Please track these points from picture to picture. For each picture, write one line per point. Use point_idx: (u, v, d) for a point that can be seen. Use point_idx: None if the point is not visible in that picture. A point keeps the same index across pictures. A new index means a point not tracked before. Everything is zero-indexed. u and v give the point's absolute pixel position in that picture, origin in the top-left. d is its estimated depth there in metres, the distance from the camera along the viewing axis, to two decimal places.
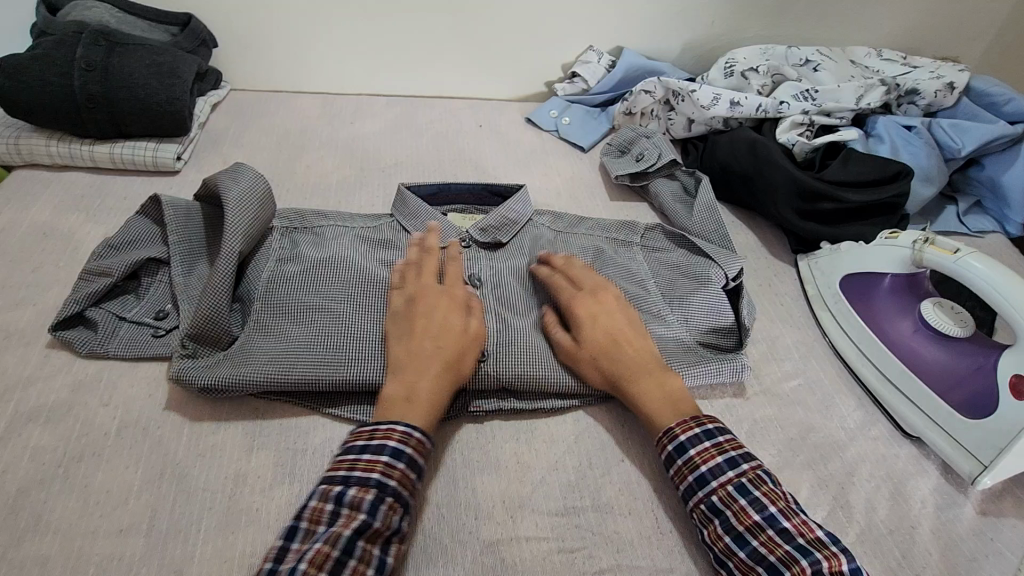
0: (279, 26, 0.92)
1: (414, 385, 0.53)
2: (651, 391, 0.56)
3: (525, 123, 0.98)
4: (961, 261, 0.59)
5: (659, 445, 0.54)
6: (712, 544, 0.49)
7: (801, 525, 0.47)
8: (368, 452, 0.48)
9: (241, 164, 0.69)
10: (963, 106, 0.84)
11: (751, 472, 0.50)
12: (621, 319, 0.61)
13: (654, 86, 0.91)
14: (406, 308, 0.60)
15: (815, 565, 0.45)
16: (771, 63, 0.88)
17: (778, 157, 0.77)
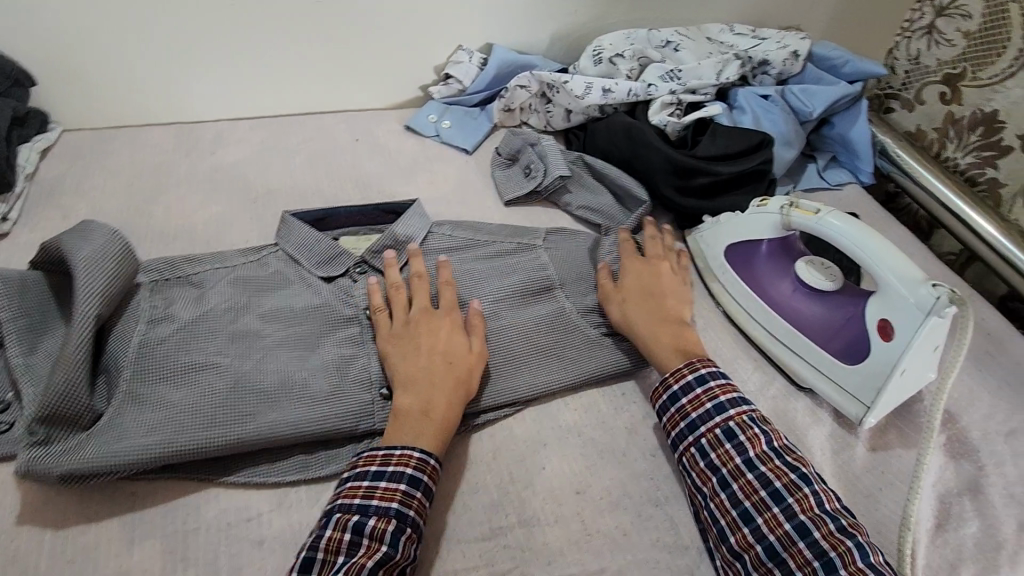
0: (108, 54, 0.82)
1: (429, 403, 0.54)
2: (668, 332, 0.62)
3: (404, 131, 0.94)
4: (823, 221, 0.62)
5: (678, 376, 0.57)
6: (720, 465, 0.53)
7: (800, 459, 0.53)
8: (386, 480, 0.49)
9: (90, 221, 0.59)
10: (810, 71, 0.90)
11: (738, 417, 0.55)
12: (663, 269, 0.69)
13: (528, 80, 0.91)
14: (403, 328, 0.59)
15: (817, 493, 0.50)
16: (635, 47, 0.90)
17: (652, 139, 0.79)
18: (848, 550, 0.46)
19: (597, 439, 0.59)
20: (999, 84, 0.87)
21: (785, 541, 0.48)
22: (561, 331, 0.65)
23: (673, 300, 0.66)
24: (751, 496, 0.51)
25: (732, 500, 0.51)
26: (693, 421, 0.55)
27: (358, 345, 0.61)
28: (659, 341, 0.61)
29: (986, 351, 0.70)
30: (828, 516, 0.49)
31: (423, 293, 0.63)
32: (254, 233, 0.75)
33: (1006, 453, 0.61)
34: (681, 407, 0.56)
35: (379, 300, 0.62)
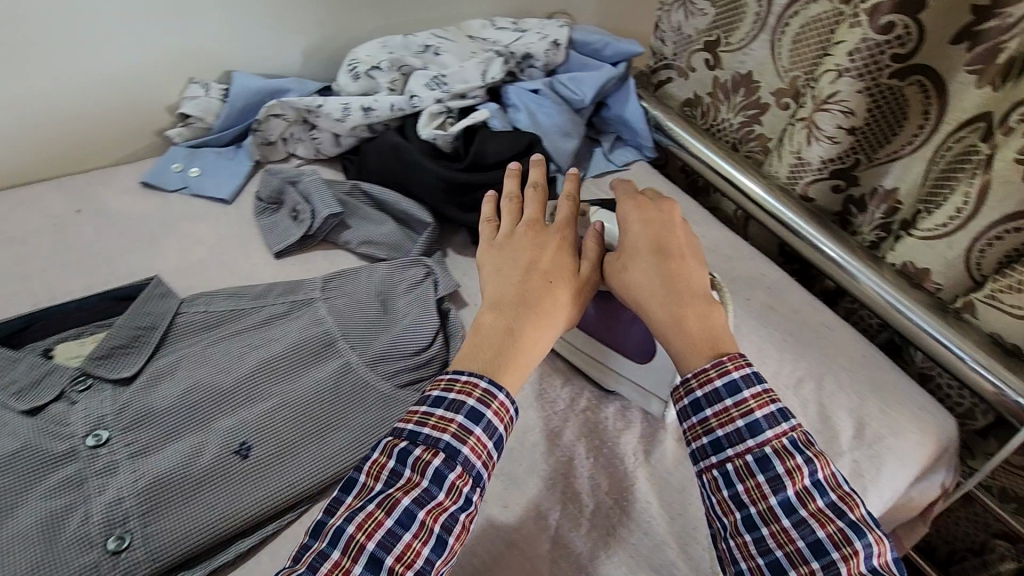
0: None
1: (519, 329, 0.51)
2: (687, 315, 0.51)
3: (142, 188, 0.78)
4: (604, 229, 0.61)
5: (703, 381, 0.48)
6: (749, 503, 0.45)
7: (849, 499, 0.45)
8: (444, 408, 0.46)
9: None
10: (574, 59, 0.89)
11: (776, 442, 0.46)
12: (674, 229, 0.57)
13: (281, 108, 0.80)
14: (510, 239, 0.58)
15: (867, 547, 0.42)
16: (392, 56, 0.82)
17: (421, 159, 0.74)
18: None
19: None
20: (746, 47, 0.92)
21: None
22: (347, 397, 0.57)
23: (689, 266, 0.55)
24: (785, 545, 0.44)
25: (759, 546, 0.44)
26: (719, 439, 0.47)
27: (75, 489, 0.48)
28: (677, 328, 0.51)
29: (770, 307, 0.74)
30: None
31: (534, 206, 0.61)
32: None
33: (794, 406, 0.65)
34: (705, 420, 0.48)
35: (489, 211, 0.63)
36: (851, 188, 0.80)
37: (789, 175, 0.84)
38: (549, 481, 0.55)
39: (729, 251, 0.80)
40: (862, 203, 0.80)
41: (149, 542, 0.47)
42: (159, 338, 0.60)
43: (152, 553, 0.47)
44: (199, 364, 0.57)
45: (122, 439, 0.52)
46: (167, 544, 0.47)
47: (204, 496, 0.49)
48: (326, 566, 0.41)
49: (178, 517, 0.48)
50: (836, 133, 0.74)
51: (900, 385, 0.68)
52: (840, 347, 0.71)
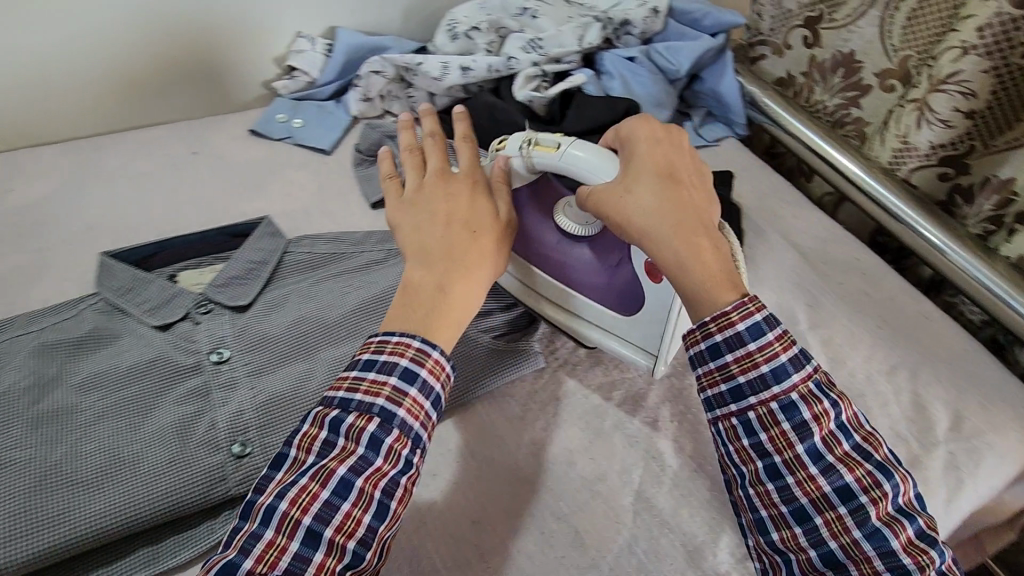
0: None
1: (450, 276, 0.48)
2: (706, 246, 0.46)
3: (250, 136, 0.83)
4: (565, 155, 0.54)
5: (723, 325, 0.44)
6: (772, 453, 0.43)
7: (872, 439, 0.43)
8: (375, 371, 0.43)
9: None
10: (672, 29, 0.87)
11: (802, 387, 0.43)
12: (686, 152, 0.52)
13: (382, 65, 0.83)
14: (420, 193, 0.53)
15: (895, 488, 0.41)
16: (490, 18, 0.83)
17: (515, 118, 0.75)
18: (930, 561, 0.40)
19: (493, 458, 0.54)
20: (852, 24, 0.86)
21: (850, 549, 0.41)
22: None
23: (698, 195, 0.50)
24: (811, 492, 0.42)
25: (781, 495, 0.43)
26: (740, 386, 0.44)
27: (203, 399, 0.53)
28: (697, 259, 0.45)
29: (864, 292, 0.71)
30: (905, 516, 0.41)
31: (437, 152, 0.56)
32: (75, 282, 0.64)
33: (887, 392, 0.63)
34: (724, 366, 0.44)
35: (389, 168, 0.57)
36: (959, 177, 0.75)
37: (891, 159, 0.79)
38: (632, 440, 0.56)
39: (822, 233, 0.78)
40: (969, 193, 0.75)
41: (265, 448, 0.51)
42: (271, 275, 0.64)
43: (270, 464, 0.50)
44: (310, 300, 0.61)
45: (241, 358, 0.56)
46: None
47: None
48: (259, 547, 0.38)
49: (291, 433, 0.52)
50: (951, 116, 0.70)
51: (1003, 382, 0.64)
52: (938, 339, 0.68)
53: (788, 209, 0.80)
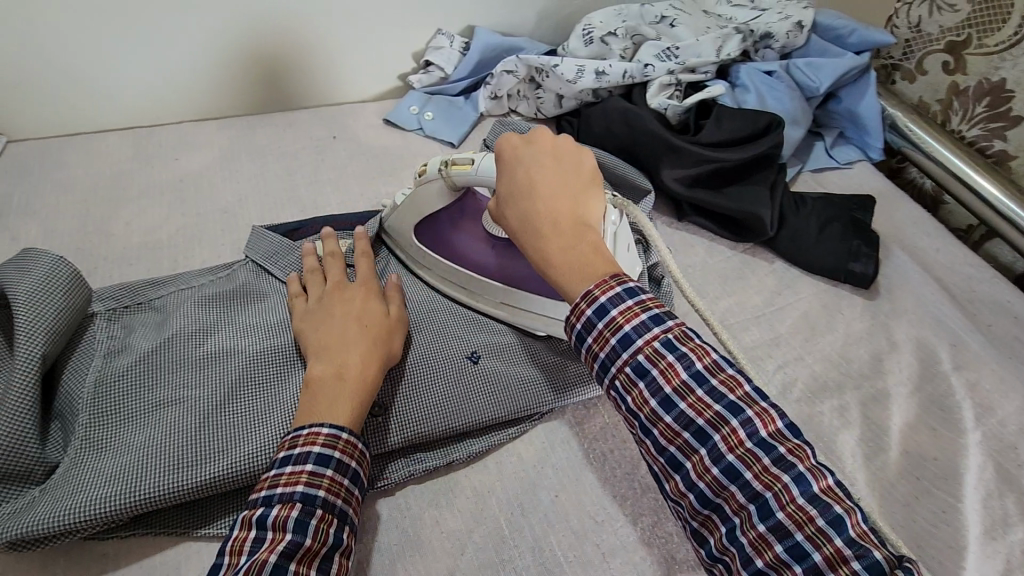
0: (55, 64, 0.75)
1: (344, 364, 0.50)
2: (561, 246, 0.47)
3: (384, 125, 0.87)
4: (483, 167, 0.54)
5: (576, 312, 0.44)
6: (637, 412, 0.42)
7: (731, 380, 0.42)
8: (291, 463, 0.44)
9: (34, 248, 0.55)
10: (813, 44, 0.85)
11: (647, 348, 0.42)
12: (549, 155, 0.51)
13: (515, 65, 0.84)
14: (315, 302, 0.56)
15: (747, 424, 0.40)
16: (628, 24, 0.83)
17: (650, 124, 0.74)
18: (785, 487, 0.38)
19: (616, 460, 0.53)
20: (1007, 51, 0.78)
21: (715, 487, 0.40)
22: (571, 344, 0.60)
23: (565, 194, 0.49)
24: (674, 440, 0.41)
25: (657, 449, 0.42)
26: (603, 362, 0.43)
27: None
28: (560, 264, 0.46)
29: (1016, 338, 0.66)
30: (762, 447, 0.40)
31: (338, 268, 0.59)
32: (228, 249, 0.69)
33: None
34: (588, 348, 0.44)
35: (297, 287, 0.59)
36: None
37: None
38: None
39: (967, 270, 0.73)
40: None
41: (400, 418, 0.52)
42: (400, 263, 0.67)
43: (403, 431, 0.52)
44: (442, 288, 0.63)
45: None
46: (416, 426, 0.52)
47: (443, 388, 0.54)
48: None
49: (423, 403, 0.53)
50: None
51: None
52: None
53: (929, 241, 0.75)
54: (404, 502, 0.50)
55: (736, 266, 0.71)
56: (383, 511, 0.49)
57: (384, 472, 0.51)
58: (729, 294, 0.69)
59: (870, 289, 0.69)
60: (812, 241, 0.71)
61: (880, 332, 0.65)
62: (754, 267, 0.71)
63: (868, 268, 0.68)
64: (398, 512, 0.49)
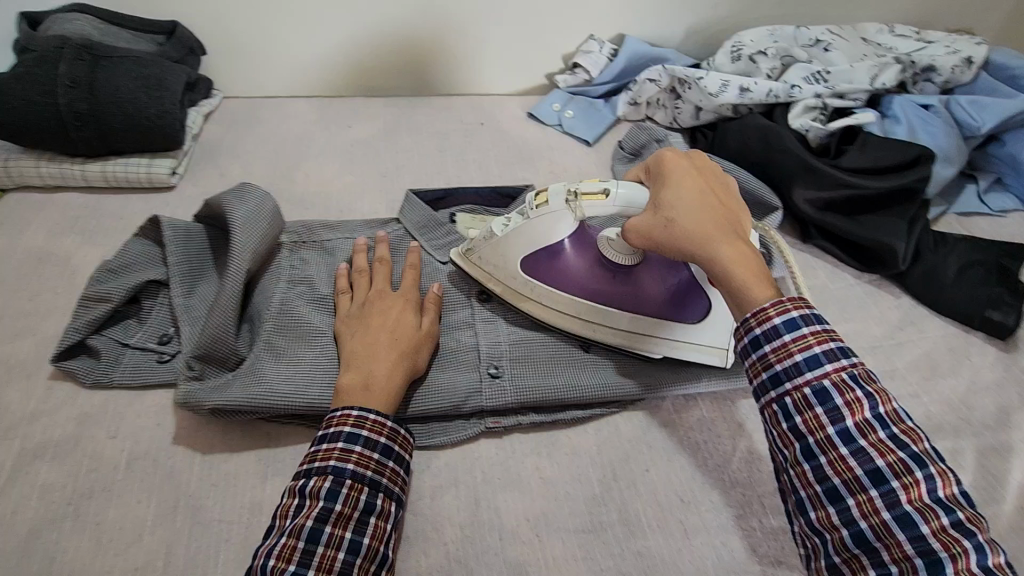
0: (269, 36, 0.89)
1: (369, 372, 0.53)
2: (741, 254, 0.49)
3: (526, 118, 0.95)
4: (621, 198, 0.54)
5: (762, 319, 0.45)
6: (806, 433, 0.43)
7: (912, 433, 0.41)
8: (326, 440, 0.48)
9: (249, 183, 0.67)
10: (981, 81, 0.81)
11: (835, 374, 0.43)
12: (708, 177, 0.54)
13: (659, 74, 0.88)
14: (360, 312, 0.59)
15: (930, 479, 0.39)
16: (780, 45, 0.84)
17: (790, 142, 0.75)
18: (963, 552, 0.37)
19: (709, 451, 0.56)
20: None
21: (879, 530, 0.40)
22: None
23: (729, 212, 0.52)
24: (843, 473, 0.41)
25: (816, 474, 0.42)
26: (778, 375, 0.44)
27: (471, 329, 0.63)
28: (741, 269, 0.48)
29: None
30: (942, 506, 0.39)
31: (383, 277, 0.62)
32: (383, 207, 0.80)
33: None
34: (762, 356, 0.45)
35: (343, 283, 0.62)
36: None
37: None
38: None
39: None
40: None
41: (514, 378, 0.58)
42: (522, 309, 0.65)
43: (517, 387, 0.57)
44: None
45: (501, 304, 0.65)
46: (528, 384, 0.58)
47: (556, 359, 0.61)
48: None
49: (536, 368, 0.60)
50: None
51: None
52: None
53: None
54: (510, 447, 0.56)
55: (859, 295, 0.71)
56: (492, 450, 0.56)
57: (495, 418, 0.57)
58: (847, 320, 0.68)
59: (1006, 341, 0.66)
60: (949, 283, 0.68)
61: (1010, 385, 0.62)
62: (877, 299, 0.70)
63: (1010, 318, 0.65)
64: (504, 453, 0.56)
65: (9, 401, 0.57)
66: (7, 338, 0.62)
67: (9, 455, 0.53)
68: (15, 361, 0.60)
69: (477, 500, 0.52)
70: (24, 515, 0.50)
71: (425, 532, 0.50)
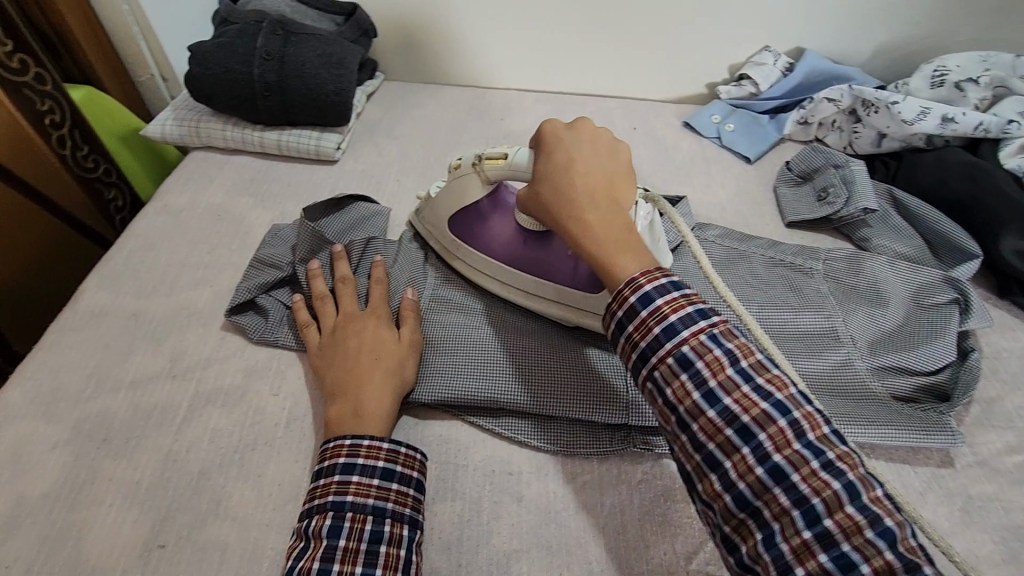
0: (438, 23, 0.91)
1: (358, 399, 0.51)
2: (595, 226, 0.46)
3: (682, 127, 0.90)
4: (516, 157, 0.56)
5: (621, 300, 0.42)
6: (676, 404, 0.39)
7: (777, 380, 0.39)
8: (322, 478, 0.47)
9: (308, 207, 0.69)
10: None
11: (693, 339, 0.40)
12: (588, 146, 0.51)
13: (842, 93, 0.80)
14: (330, 343, 0.57)
15: (794, 424, 0.37)
16: (996, 73, 0.75)
17: (1005, 185, 0.67)
18: (834, 494, 0.35)
19: None
20: None
21: (757, 489, 0.36)
22: (853, 394, 0.57)
23: (599, 181, 0.49)
24: (716, 437, 0.38)
25: (694, 445, 0.39)
26: (642, 351, 0.41)
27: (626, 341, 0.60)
28: (597, 243, 0.45)
29: None
30: (810, 450, 0.37)
31: (349, 297, 0.60)
32: None
33: None
34: (628, 336, 0.42)
35: (305, 316, 0.60)
36: None
37: None
38: None
39: None
40: None
41: None
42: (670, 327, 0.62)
43: None
44: (729, 288, 0.64)
45: None
46: None
47: None
48: None
49: None
50: None
51: None
52: None
53: None
54: (660, 472, 0.53)
55: None
56: (640, 472, 0.53)
57: (646, 439, 0.54)
58: None
59: None
60: None
61: None
62: None
63: None
64: (651, 477, 0.53)
65: (187, 344, 0.61)
66: (188, 285, 0.67)
67: (186, 395, 0.57)
68: (195, 308, 0.65)
69: (626, 526, 0.50)
70: (196, 456, 0.53)
71: (569, 547, 0.49)
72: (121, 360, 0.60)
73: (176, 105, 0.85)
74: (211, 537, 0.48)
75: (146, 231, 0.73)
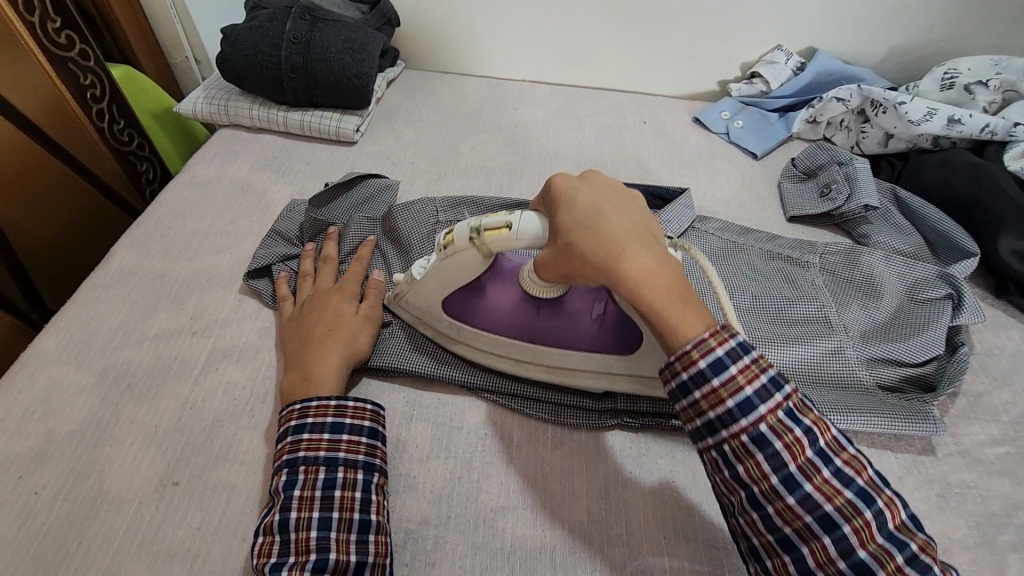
0: (459, 15, 0.94)
1: (308, 366, 0.54)
2: (652, 278, 0.42)
3: (691, 122, 0.92)
4: (524, 228, 0.48)
5: (686, 364, 0.42)
6: (748, 482, 0.41)
7: (854, 461, 0.41)
8: (279, 441, 0.50)
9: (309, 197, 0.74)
10: None
11: (770, 417, 0.41)
12: (610, 195, 0.46)
13: (851, 93, 0.81)
14: (297, 316, 0.60)
15: (875, 514, 0.40)
16: (1007, 77, 0.76)
17: (1007, 187, 0.68)
18: None
19: None
20: None
21: None
22: (841, 383, 0.59)
23: (636, 227, 0.44)
24: (793, 523, 0.40)
25: (766, 523, 0.41)
26: (711, 422, 0.42)
27: None
28: (655, 300, 0.42)
29: None
30: (892, 543, 0.40)
31: (326, 276, 0.64)
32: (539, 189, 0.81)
33: None
34: (694, 402, 0.43)
35: (285, 290, 0.64)
36: None
37: None
38: None
39: None
40: None
41: None
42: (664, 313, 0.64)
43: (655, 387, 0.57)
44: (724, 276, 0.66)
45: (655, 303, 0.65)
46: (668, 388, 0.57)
47: None
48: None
49: None
50: None
51: None
52: None
53: None
54: (644, 444, 0.55)
55: None
56: (625, 443, 0.56)
57: (632, 414, 0.57)
58: None
59: None
60: None
61: None
62: None
63: None
64: (635, 448, 0.55)
65: (208, 304, 0.65)
66: (210, 251, 0.71)
67: (203, 351, 0.61)
68: (216, 272, 0.69)
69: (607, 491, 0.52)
70: (211, 405, 0.57)
71: (553, 507, 0.51)
72: (146, 316, 0.64)
73: (207, 86, 0.90)
74: (221, 477, 0.52)
75: (173, 200, 0.77)
